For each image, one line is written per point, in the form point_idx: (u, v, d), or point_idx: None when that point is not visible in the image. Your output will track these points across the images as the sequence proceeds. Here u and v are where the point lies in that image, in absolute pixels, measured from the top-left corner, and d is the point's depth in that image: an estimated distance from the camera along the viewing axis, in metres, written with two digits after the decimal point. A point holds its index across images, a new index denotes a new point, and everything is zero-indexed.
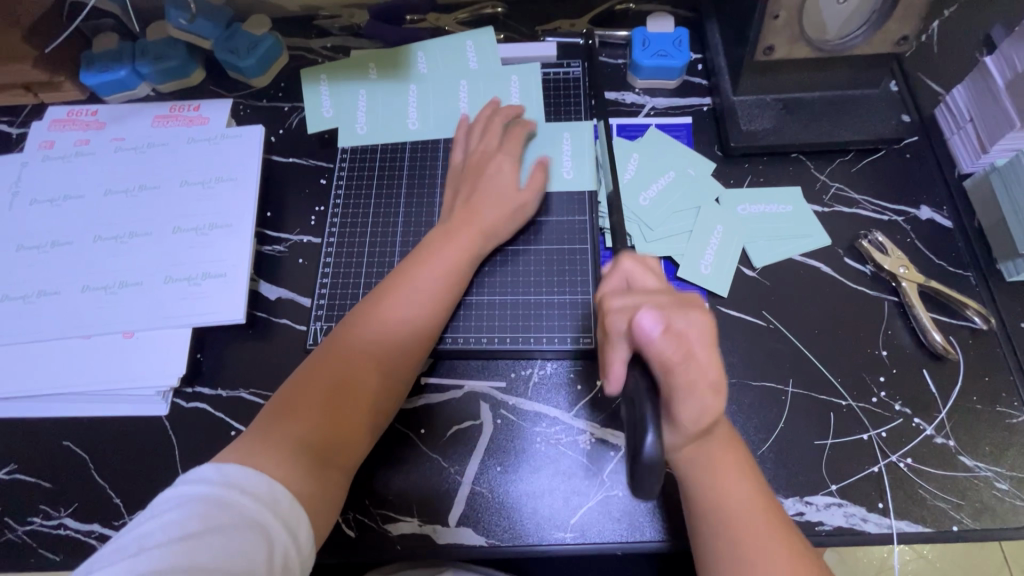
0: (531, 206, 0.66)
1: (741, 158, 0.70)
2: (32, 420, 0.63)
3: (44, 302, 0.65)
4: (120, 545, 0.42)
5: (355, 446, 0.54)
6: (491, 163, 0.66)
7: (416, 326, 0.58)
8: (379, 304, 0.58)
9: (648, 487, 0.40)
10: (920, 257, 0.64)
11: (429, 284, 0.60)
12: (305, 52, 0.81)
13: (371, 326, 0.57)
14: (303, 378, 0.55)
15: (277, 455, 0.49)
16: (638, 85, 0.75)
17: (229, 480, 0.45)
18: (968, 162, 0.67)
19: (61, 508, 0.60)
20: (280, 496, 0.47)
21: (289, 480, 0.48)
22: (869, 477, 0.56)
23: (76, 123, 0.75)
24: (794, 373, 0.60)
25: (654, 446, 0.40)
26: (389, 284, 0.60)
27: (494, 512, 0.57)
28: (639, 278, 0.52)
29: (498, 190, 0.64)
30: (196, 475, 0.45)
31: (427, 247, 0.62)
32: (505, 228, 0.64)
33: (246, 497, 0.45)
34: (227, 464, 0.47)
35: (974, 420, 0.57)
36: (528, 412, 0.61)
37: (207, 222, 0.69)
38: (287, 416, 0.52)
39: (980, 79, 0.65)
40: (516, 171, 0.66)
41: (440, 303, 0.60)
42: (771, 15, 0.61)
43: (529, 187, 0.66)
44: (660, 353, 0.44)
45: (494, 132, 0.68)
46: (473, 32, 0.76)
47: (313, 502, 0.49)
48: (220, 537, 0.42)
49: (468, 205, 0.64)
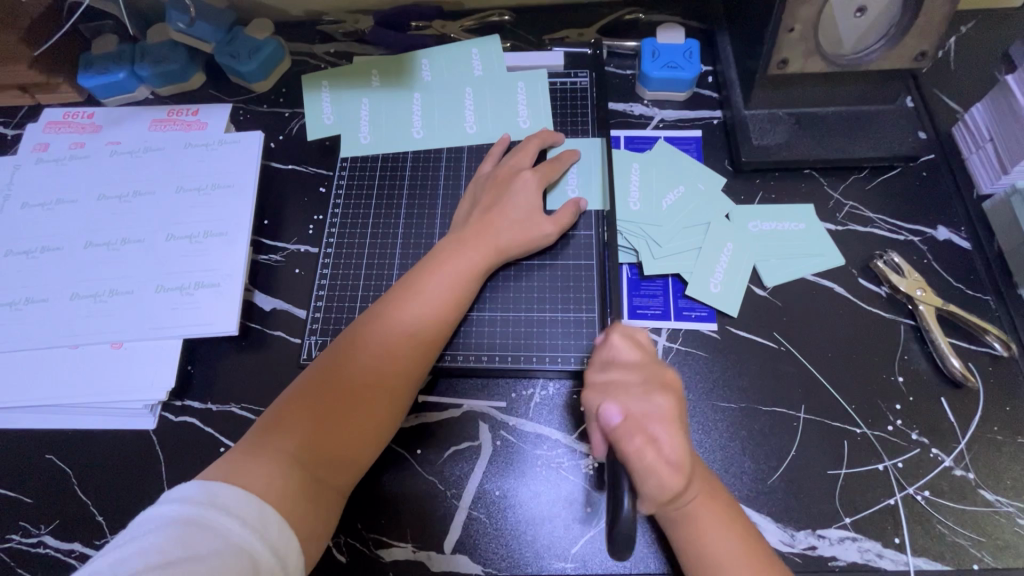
0: (552, 236, 0.63)
1: (752, 174, 0.68)
2: (13, 431, 0.61)
3: (32, 309, 0.63)
4: (97, 569, 0.40)
5: (350, 465, 0.52)
6: (517, 179, 0.64)
7: (421, 339, 0.56)
8: (385, 314, 0.56)
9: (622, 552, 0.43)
10: (938, 279, 0.62)
11: (438, 295, 0.58)
12: (308, 58, 0.80)
13: (375, 339, 0.55)
14: (301, 389, 0.53)
15: (269, 472, 0.47)
16: (647, 96, 0.73)
17: (215, 501, 0.43)
18: (988, 183, 0.65)
19: (40, 525, 0.58)
20: (269, 521, 0.44)
21: (278, 500, 0.46)
22: (885, 510, 0.53)
23: (72, 126, 0.73)
24: (806, 398, 0.58)
25: (626, 510, 0.43)
26: (397, 293, 0.58)
27: (490, 540, 0.55)
28: (626, 354, 0.54)
29: (521, 208, 0.62)
30: (179, 494, 0.43)
31: (437, 257, 0.60)
32: (515, 241, 0.61)
33: (232, 521, 0.43)
34: (213, 482, 0.45)
35: (994, 451, 0.55)
36: (528, 434, 0.58)
37: (202, 230, 0.67)
38: (283, 428, 0.51)
39: (1001, 97, 0.63)
40: (527, 183, 0.63)
41: (448, 316, 0.58)
42: (786, 28, 0.59)
43: (556, 219, 0.63)
44: (622, 441, 0.48)
45: (527, 153, 0.66)
46: (478, 41, 0.75)
47: (303, 526, 0.47)
48: (203, 563, 0.39)
49: (484, 217, 0.62)
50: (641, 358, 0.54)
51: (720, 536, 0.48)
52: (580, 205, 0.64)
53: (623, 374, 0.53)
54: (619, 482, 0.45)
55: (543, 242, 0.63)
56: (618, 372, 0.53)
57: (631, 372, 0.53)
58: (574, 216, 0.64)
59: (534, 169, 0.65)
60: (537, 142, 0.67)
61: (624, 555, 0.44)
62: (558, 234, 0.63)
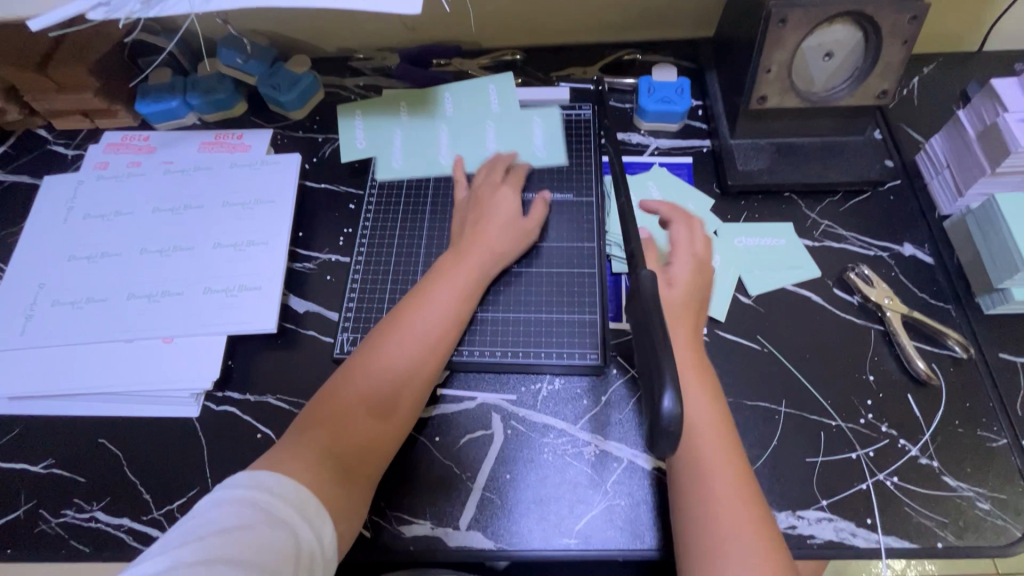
0: (534, 232, 0.72)
1: (738, 196, 0.76)
2: (70, 416, 0.67)
3: (91, 307, 0.71)
4: (163, 542, 0.45)
5: (377, 454, 0.58)
6: (496, 194, 0.73)
7: (431, 340, 0.62)
8: (399, 320, 0.63)
9: (665, 450, 0.39)
10: (905, 290, 0.69)
11: (443, 302, 0.64)
12: (339, 90, 0.89)
13: (389, 343, 0.61)
14: (329, 391, 0.59)
15: (304, 462, 0.53)
16: (643, 126, 0.82)
17: (261, 484, 0.50)
18: (947, 204, 0.73)
19: (93, 502, 0.63)
20: (307, 499, 0.50)
21: (313, 485, 0.52)
22: (858, 494, 0.59)
23: (130, 147, 0.82)
24: (787, 393, 0.64)
25: (672, 407, 0.38)
26: (409, 302, 0.65)
27: (502, 517, 0.60)
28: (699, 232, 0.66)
29: (502, 213, 0.71)
30: (233, 480, 0.50)
31: (440, 268, 0.67)
32: (503, 248, 0.69)
33: (277, 500, 0.49)
34: (260, 470, 0.51)
35: (956, 442, 0.61)
36: (537, 424, 0.65)
37: (245, 240, 0.74)
38: (314, 427, 0.56)
39: (954, 129, 0.72)
40: (505, 196, 0.72)
41: (454, 319, 0.64)
42: (763, 69, 0.68)
43: (532, 216, 0.72)
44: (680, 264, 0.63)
45: (499, 169, 0.76)
46: (496, 78, 0.84)
47: (338, 504, 0.53)
48: (254, 532, 0.46)
49: (475, 230, 0.69)
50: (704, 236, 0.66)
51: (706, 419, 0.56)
52: (547, 199, 0.74)
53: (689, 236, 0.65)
54: (662, 378, 0.39)
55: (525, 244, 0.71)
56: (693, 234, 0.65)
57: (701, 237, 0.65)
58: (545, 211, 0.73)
59: (506, 184, 0.74)
60: (501, 163, 0.76)
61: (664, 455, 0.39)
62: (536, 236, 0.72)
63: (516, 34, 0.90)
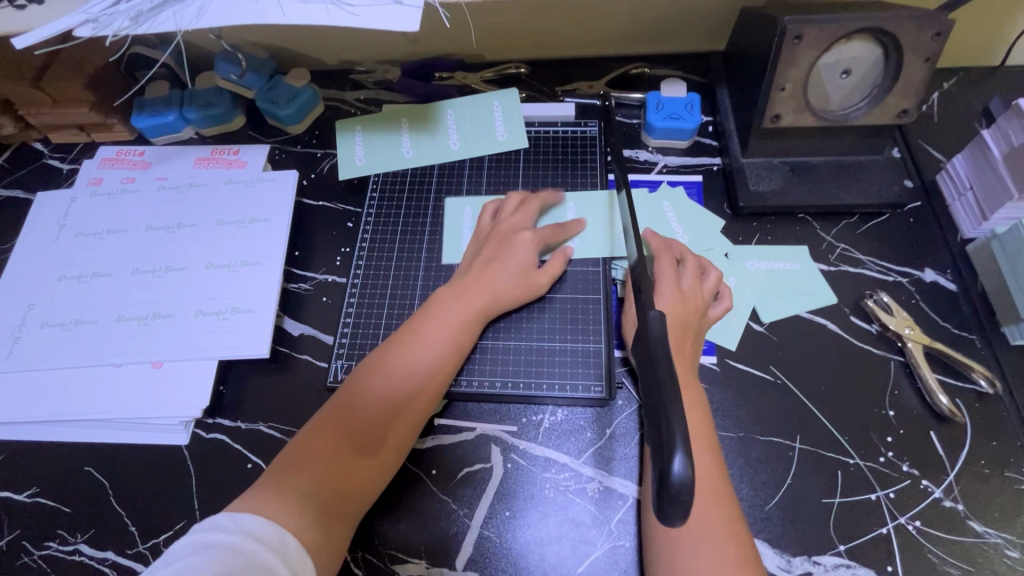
0: (544, 286, 0.67)
1: (750, 217, 0.73)
2: (56, 442, 0.65)
3: (80, 329, 0.69)
4: None
5: (359, 497, 0.56)
6: (518, 237, 0.68)
7: (422, 381, 0.60)
8: (389, 356, 0.61)
9: (673, 515, 0.37)
10: (925, 318, 0.66)
11: (437, 340, 0.62)
12: (339, 103, 0.87)
13: (378, 381, 0.59)
14: (314, 428, 0.57)
15: (283, 504, 0.51)
16: (651, 143, 0.79)
17: (243, 528, 0.47)
18: (970, 228, 0.69)
19: (77, 533, 0.61)
20: (289, 545, 0.48)
21: (295, 529, 0.49)
22: (877, 538, 0.56)
23: (124, 163, 0.80)
24: (801, 428, 0.61)
25: (682, 471, 0.36)
26: (401, 338, 0.62)
27: (500, 556, 0.57)
28: (708, 277, 0.64)
29: (519, 261, 0.67)
30: (212, 524, 0.47)
31: (436, 304, 0.64)
32: (509, 293, 0.65)
33: (259, 544, 0.46)
34: (241, 512, 0.49)
35: (981, 484, 0.57)
36: (539, 458, 0.62)
37: (239, 260, 0.72)
38: (294, 466, 0.54)
39: (978, 150, 0.68)
40: (525, 241, 0.68)
41: (449, 362, 0.61)
42: (777, 87, 0.65)
43: (547, 269, 0.67)
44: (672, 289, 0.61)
45: (528, 211, 0.71)
46: (499, 93, 0.81)
47: (318, 551, 0.50)
48: None
49: (481, 269, 0.66)
50: (713, 281, 0.64)
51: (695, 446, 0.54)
52: (569, 254, 0.69)
53: (691, 275, 0.63)
54: (672, 439, 0.37)
55: (535, 292, 0.67)
56: (696, 274, 0.64)
57: (708, 280, 0.64)
58: (563, 266, 0.68)
59: (534, 230, 0.69)
60: (536, 204, 0.72)
61: (672, 522, 0.37)
62: (550, 284, 0.68)
63: (520, 47, 0.87)
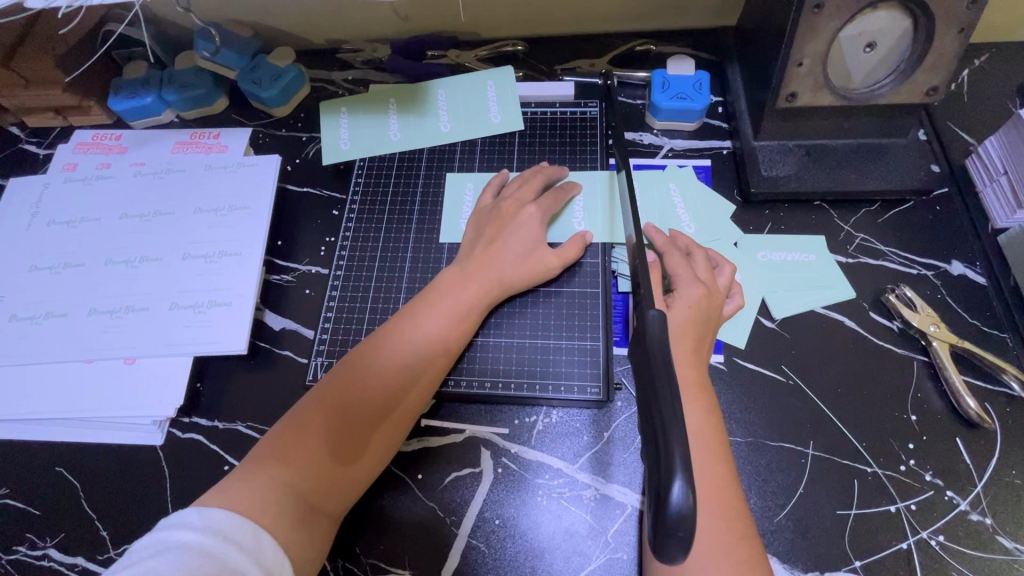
0: (555, 270, 0.63)
1: (761, 205, 0.68)
2: (25, 442, 0.62)
3: (51, 323, 0.65)
4: None
5: (344, 492, 0.52)
6: (522, 214, 0.64)
7: (420, 370, 0.56)
8: (387, 342, 0.57)
9: (672, 549, 0.33)
10: (951, 315, 0.61)
11: (436, 327, 0.58)
12: (326, 84, 0.82)
13: (374, 366, 0.55)
14: (302, 411, 0.53)
15: (260, 498, 0.47)
16: (657, 125, 0.74)
17: (214, 528, 0.43)
18: (1003, 217, 0.64)
19: (46, 538, 0.58)
20: (263, 545, 0.45)
21: (272, 529, 0.46)
22: (897, 554, 0.51)
23: (100, 147, 0.76)
24: (815, 433, 0.56)
25: (682, 498, 0.32)
26: (399, 321, 0.58)
27: (489, 569, 0.54)
28: (721, 271, 0.60)
29: (525, 240, 0.63)
30: (180, 520, 0.44)
31: (439, 285, 0.61)
32: (517, 277, 0.61)
33: (231, 547, 0.43)
34: (212, 509, 0.45)
35: (1012, 497, 0.53)
36: (532, 462, 0.58)
37: (216, 250, 0.68)
38: (276, 454, 0.50)
39: (1014, 131, 0.62)
40: (531, 218, 0.64)
41: (448, 348, 0.58)
42: (794, 62, 0.60)
43: (562, 252, 0.63)
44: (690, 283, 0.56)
45: (534, 186, 0.67)
46: (494, 72, 0.76)
47: (296, 551, 0.47)
48: None
49: (486, 249, 0.62)
50: (726, 275, 0.60)
51: (701, 456, 0.49)
52: (587, 238, 0.64)
53: (705, 267, 0.58)
54: (670, 460, 0.33)
55: (545, 276, 0.62)
56: (710, 267, 0.59)
57: (722, 274, 0.59)
58: (580, 250, 0.63)
59: (538, 202, 0.65)
60: (543, 175, 0.67)
61: (671, 557, 0.34)
62: (561, 268, 0.63)
63: (517, 24, 0.82)
